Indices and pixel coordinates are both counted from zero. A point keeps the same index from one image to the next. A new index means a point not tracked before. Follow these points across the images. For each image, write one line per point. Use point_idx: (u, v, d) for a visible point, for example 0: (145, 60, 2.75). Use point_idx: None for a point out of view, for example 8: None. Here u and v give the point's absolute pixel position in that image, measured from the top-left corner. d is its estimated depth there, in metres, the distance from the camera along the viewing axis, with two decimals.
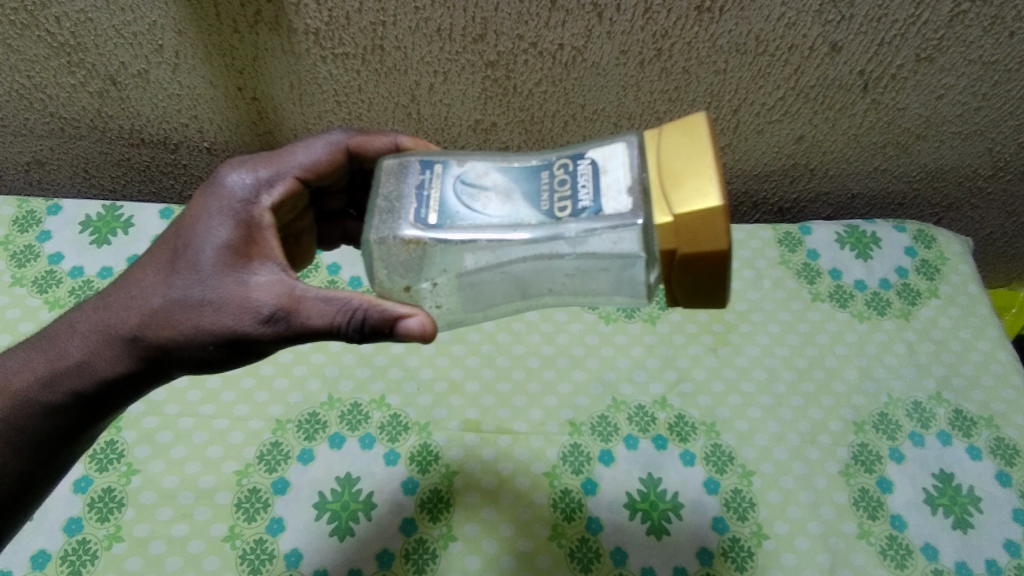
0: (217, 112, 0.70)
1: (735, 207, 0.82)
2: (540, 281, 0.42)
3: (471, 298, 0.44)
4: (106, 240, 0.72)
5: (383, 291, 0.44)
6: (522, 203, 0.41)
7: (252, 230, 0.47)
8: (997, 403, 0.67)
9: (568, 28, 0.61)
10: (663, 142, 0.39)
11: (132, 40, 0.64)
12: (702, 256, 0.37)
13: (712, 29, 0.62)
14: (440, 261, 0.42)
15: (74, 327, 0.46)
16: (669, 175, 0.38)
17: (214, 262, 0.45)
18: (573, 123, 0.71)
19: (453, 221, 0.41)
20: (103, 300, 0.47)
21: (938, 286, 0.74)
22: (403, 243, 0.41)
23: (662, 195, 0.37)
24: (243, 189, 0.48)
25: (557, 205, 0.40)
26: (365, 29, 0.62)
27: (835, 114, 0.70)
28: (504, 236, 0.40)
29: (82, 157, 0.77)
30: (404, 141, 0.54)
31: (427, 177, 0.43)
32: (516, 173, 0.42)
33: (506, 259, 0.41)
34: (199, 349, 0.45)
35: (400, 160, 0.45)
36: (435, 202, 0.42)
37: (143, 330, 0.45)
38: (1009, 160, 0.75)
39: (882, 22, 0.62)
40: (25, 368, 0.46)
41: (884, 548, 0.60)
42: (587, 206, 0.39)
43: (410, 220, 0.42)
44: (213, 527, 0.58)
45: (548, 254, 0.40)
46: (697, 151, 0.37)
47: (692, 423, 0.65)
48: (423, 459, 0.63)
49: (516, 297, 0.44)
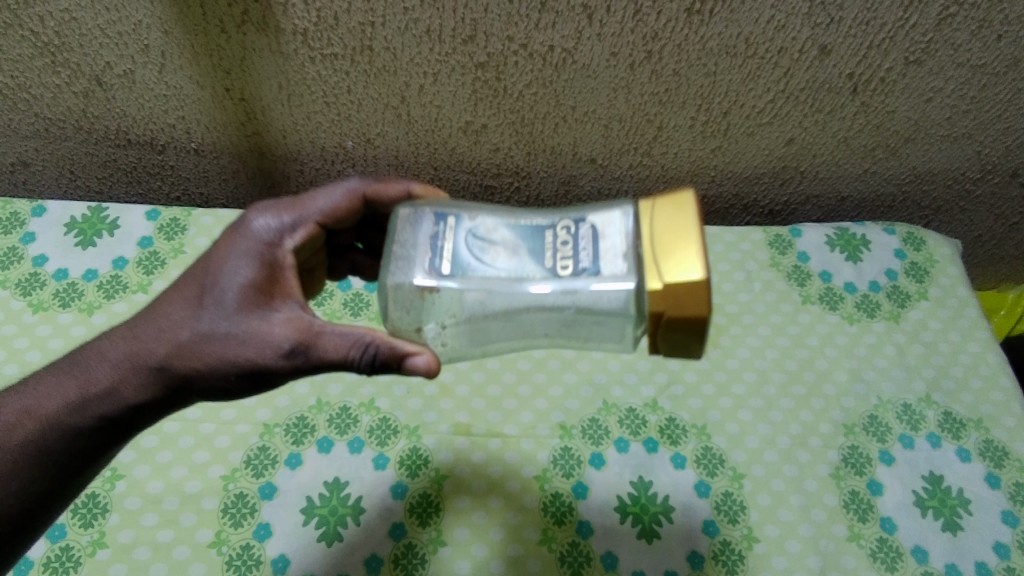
0: (205, 113, 0.70)
1: (725, 209, 0.82)
2: (536, 325, 0.42)
3: (470, 337, 0.43)
4: (92, 242, 0.70)
5: (395, 327, 0.44)
6: (528, 258, 0.40)
7: (276, 270, 0.46)
8: (986, 406, 0.68)
9: (558, 29, 0.61)
10: (654, 212, 0.39)
11: (117, 39, 0.63)
12: (690, 323, 0.38)
13: (702, 31, 0.62)
14: (447, 305, 0.41)
15: (99, 352, 0.46)
16: (659, 244, 0.38)
17: (236, 300, 0.44)
18: (563, 125, 0.71)
19: (466, 275, 0.41)
20: (125, 329, 0.47)
21: (927, 288, 0.75)
22: (416, 289, 0.41)
23: (652, 264, 0.38)
24: (265, 232, 0.48)
25: (559, 263, 0.40)
26: (354, 29, 0.61)
27: (824, 117, 0.71)
28: (511, 289, 0.40)
29: (68, 158, 0.76)
30: (416, 189, 0.53)
31: (439, 230, 0.43)
32: (520, 227, 0.42)
33: (509, 307, 0.41)
34: (221, 379, 0.45)
35: (412, 211, 0.45)
36: (449, 253, 0.42)
37: (172, 361, 0.44)
38: (997, 163, 0.77)
39: (871, 24, 0.62)
40: (54, 392, 0.45)
41: (874, 550, 0.60)
42: (587, 267, 0.39)
43: (423, 268, 0.41)
44: (198, 533, 0.58)
45: (548, 304, 0.40)
46: (685, 222, 0.38)
47: (683, 426, 0.65)
48: (412, 463, 0.62)
49: (511, 337, 0.43)
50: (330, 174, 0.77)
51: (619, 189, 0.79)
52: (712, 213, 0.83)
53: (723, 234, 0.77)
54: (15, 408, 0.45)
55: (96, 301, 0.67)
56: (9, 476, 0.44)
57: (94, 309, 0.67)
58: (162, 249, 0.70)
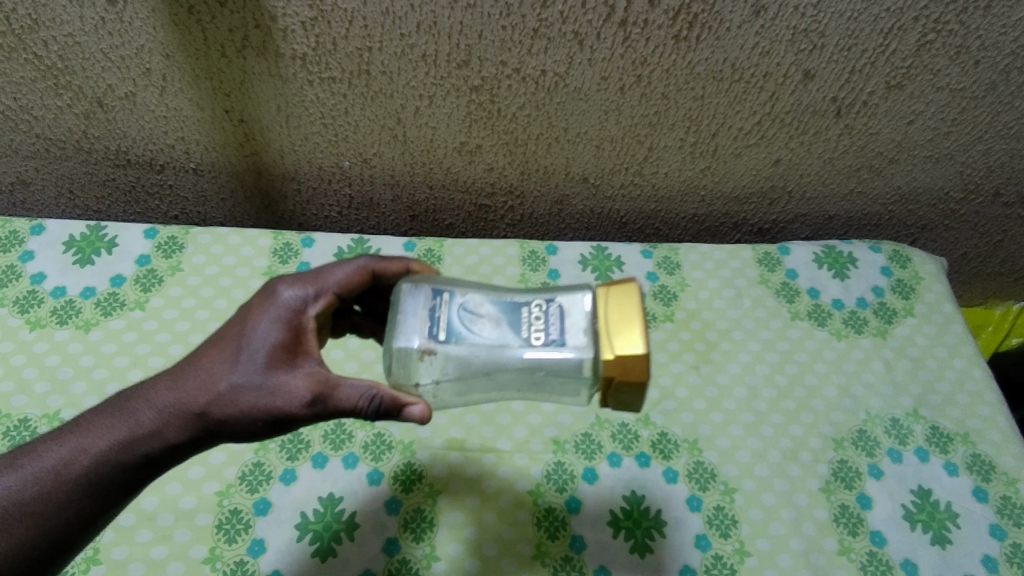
0: (204, 134, 0.71)
1: (715, 227, 0.84)
2: (514, 385, 0.44)
3: (457, 392, 0.44)
4: (90, 260, 0.71)
5: (396, 382, 0.44)
6: (510, 330, 0.43)
7: (298, 333, 0.47)
8: (973, 420, 0.69)
9: (550, 54, 0.63)
10: (604, 292, 0.43)
11: (119, 63, 0.64)
12: (634, 389, 0.42)
13: (690, 57, 0.64)
14: (442, 365, 0.43)
15: (145, 395, 0.45)
16: (611, 321, 0.42)
17: (264, 357, 0.45)
18: (556, 145, 0.73)
19: (454, 344, 0.42)
20: (170, 373, 0.46)
21: (913, 304, 0.76)
22: (416, 351, 0.43)
23: (604, 339, 0.42)
24: (289, 299, 0.48)
25: (533, 334, 0.42)
26: (352, 54, 0.63)
27: (810, 139, 0.73)
28: (494, 356, 0.42)
29: (67, 177, 0.77)
30: (415, 265, 0.55)
31: (436, 301, 0.44)
32: (502, 299, 0.44)
33: (493, 369, 0.42)
34: (249, 425, 0.45)
35: (412, 283, 0.46)
36: (443, 324, 0.43)
37: (211, 408, 0.44)
38: (979, 183, 0.79)
39: (852, 51, 0.64)
40: (105, 428, 0.43)
41: (864, 564, 0.61)
42: (554, 339, 0.42)
43: (419, 337, 0.43)
44: (193, 549, 0.58)
45: (529, 364, 0.42)
46: (629, 300, 0.43)
47: (675, 441, 0.66)
48: (407, 478, 0.62)
49: (491, 392, 0.45)
50: (327, 192, 0.79)
51: (611, 207, 0.81)
52: (701, 231, 0.85)
53: (713, 252, 0.78)
54: (62, 444, 0.43)
55: (94, 318, 0.68)
56: (58, 507, 0.42)
57: (91, 326, 0.67)
58: (160, 267, 0.71)
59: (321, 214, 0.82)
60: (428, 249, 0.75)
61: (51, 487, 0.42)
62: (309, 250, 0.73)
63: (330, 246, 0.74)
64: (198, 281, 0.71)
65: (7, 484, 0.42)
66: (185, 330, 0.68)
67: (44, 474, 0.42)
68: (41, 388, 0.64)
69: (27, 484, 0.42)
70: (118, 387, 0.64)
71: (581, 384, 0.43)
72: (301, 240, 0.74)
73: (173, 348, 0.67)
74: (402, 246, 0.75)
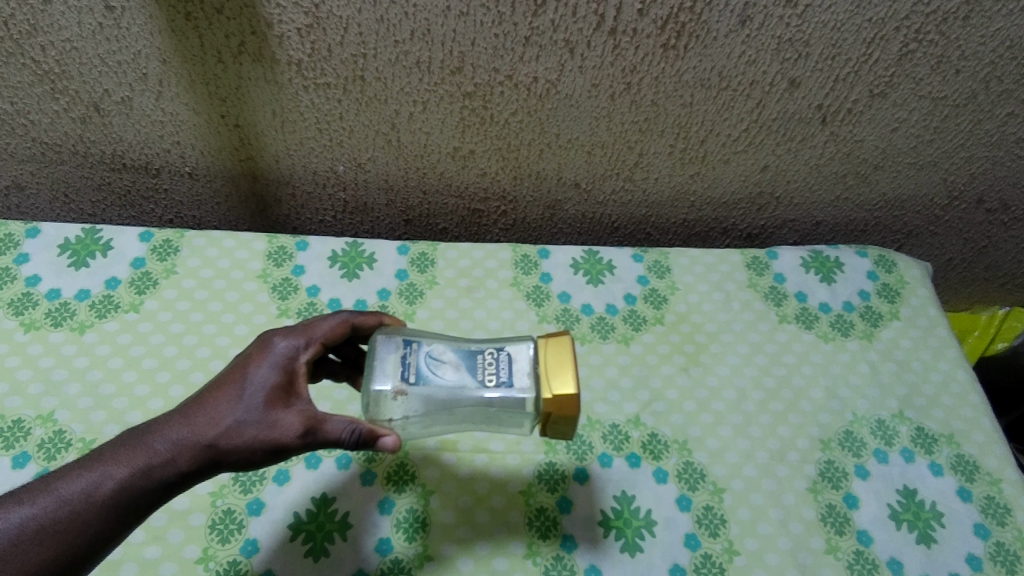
0: (200, 138, 0.72)
1: (705, 232, 0.85)
2: (471, 418, 0.50)
3: (423, 424, 0.50)
4: (84, 262, 0.71)
5: (373, 417, 0.49)
6: (469, 374, 0.49)
7: (290, 378, 0.49)
8: (956, 422, 0.70)
9: (542, 62, 0.64)
10: (542, 341, 0.50)
11: (116, 68, 0.65)
12: (568, 422, 0.49)
13: (678, 65, 0.65)
14: (411, 404, 0.48)
15: (159, 426, 0.45)
16: (549, 365, 0.49)
17: (261, 395, 0.47)
18: (548, 151, 0.74)
19: (419, 386, 0.48)
20: (181, 410, 0.46)
21: (898, 308, 0.78)
22: (389, 394, 0.48)
23: (544, 380, 0.49)
24: (281, 348, 0.50)
25: (486, 376, 0.49)
26: (347, 60, 0.64)
27: (796, 146, 0.74)
28: (454, 395, 0.48)
29: (62, 181, 0.77)
30: (388, 318, 0.58)
31: (404, 348, 0.49)
32: (460, 346, 0.50)
33: (454, 406, 0.48)
34: (250, 454, 0.46)
35: (385, 334, 0.51)
36: (413, 369, 0.48)
37: (220, 440, 0.45)
38: (962, 190, 0.81)
39: (836, 60, 0.65)
40: (126, 455, 0.44)
41: (851, 562, 0.61)
42: (503, 380, 0.49)
43: (392, 380, 0.48)
44: (186, 549, 0.58)
45: (484, 403, 0.48)
46: (562, 348, 0.50)
47: (665, 442, 0.67)
48: (400, 479, 0.63)
49: (452, 423, 0.50)
50: (321, 197, 0.79)
51: (602, 212, 0.82)
52: (691, 236, 0.87)
53: (703, 256, 0.80)
54: (91, 469, 0.43)
55: (88, 321, 0.68)
56: (83, 526, 0.42)
57: (86, 328, 0.67)
58: (154, 270, 0.72)
59: (315, 219, 0.83)
60: (421, 253, 0.76)
61: (80, 508, 0.42)
62: (303, 254, 0.74)
63: (324, 249, 0.75)
64: (193, 284, 0.71)
65: (37, 506, 0.42)
66: (180, 332, 0.68)
67: (74, 497, 0.42)
68: (35, 390, 0.64)
69: (57, 506, 0.42)
70: (112, 389, 0.64)
71: (526, 418, 0.49)
72: (295, 244, 0.75)
73: (167, 350, 0.67)
74: (396, 249, 0.76)
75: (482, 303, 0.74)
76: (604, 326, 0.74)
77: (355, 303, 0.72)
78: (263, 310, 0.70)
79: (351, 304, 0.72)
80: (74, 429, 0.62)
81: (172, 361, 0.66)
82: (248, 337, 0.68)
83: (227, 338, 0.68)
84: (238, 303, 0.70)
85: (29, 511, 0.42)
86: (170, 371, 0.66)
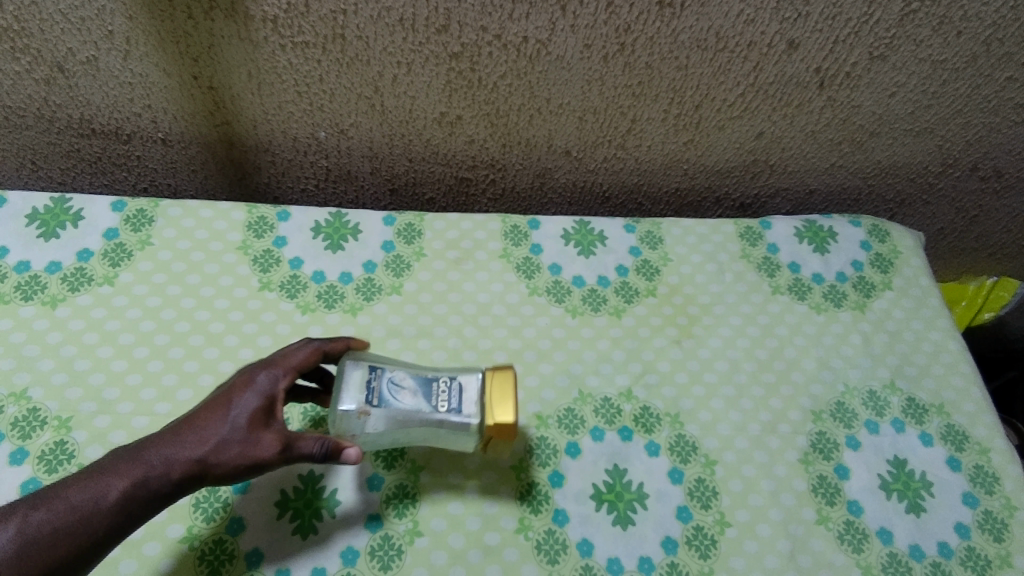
0: (172, 101, 0.68)
1: (698, 202, 0.84)
2: (424, 436, 0.53)
3: (384, 438, 0.52)
4: (54, 233, 0.68)
5: (341, 431, 0.51)
6: (424, 401, 0.51)
7: (269, 403, 0.49)
8: (947, 392, 0.70)
9: (532, 20, 0.61)
10: (490, 371, 0.53)
11: (80, 25, 0.61)
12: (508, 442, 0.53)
13: (674, 25, 0.62)
14: (373, 422, 0.50)
15: (152, 443, 0.46)
16: (493, 394, 0.52)
17: (243, 417, 0.47)
18: (538, 117, 0.71)
19: (381, 407, 0.50)
20: (172, 429, 0.47)
21: (891, 279, 0.77)
22: (355, 412, 0.50)
23: (489, 407, 0.52)
24: (261, 375, 0.49)
25: (439, 402, 0.52)
26: (326, 17, 0.60)
27: (793, 111, 0.72)
28: (409, 417, 0.51)
29: (28, 147, 0.74)
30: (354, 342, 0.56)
31: (369, 371, 0.51)
32: (418, 371, 0.53)
33: (408, 426, 0.51)
34: (236, 468, 0.46)
35: (353, 356, 0.53)
36: (374, 394, 0.51)
37: (209, 456, 0.46)
38: (958, 157, 0.80)
39: (837, 20, 0.63)
40: (126, 467, 0.45)
41: (841, 533, 0.62)
42: (452, 407, 0.52)
43: (355, 401, 0.50)
44: (169, 529, 0.56)
45: (435, 424, 0.51)
46: (504, 383, 0.52)
47: (657, 415, 0.66)
48: (389, 455, 0.62)
49: (411, 438, 0.53)
50: (303, 164, 0.76)
51: (594, 181, 0.80)
52: (683, 206, 0.85)
53: (696, 226, 0.78)
54: (94, 479, 0.44)
55: (60, 294, 0.65)
56: (92, 529, 0.43)
57: (58, 303, 0.65)
58: (129, 241, 0.69)
59: (298, 187, 0.80)
60: (407, 223, 0.73)
61: (88, 515, 0.43)
62: (285, 224, 0.71)
63: (306, 220, 0.72)
64: (170, 256, 0.68)
65: (49, 510, 0.43)
66: (157, 306, 0.66)
67: (83, 503, 0.43)
68: (7, 366, 0.61)
69: (67, 512, 0.43)
70: (88, 364, 0.62)
71: (470, 439, 0.53)
72: (277, 214, 0.72)
73: (145, 325, 0.65)
74: (382, 221, 0.73)
75: (470, 276, 0.72)
76: (595, 299, 0.72)
77: (340, 276, 0.69)
78: (244, 283, 0.68)
79: (336, 276, 0.70)
80: (49, 407, 0.60)
81: (150, 336, 0.64)
82: (229, 311, 0.66)
83: (206, 312, 0.66)
84: (218, 276, 0.68)
85: (42, 516, 0.42)
86: (148, 347, 0.64)
